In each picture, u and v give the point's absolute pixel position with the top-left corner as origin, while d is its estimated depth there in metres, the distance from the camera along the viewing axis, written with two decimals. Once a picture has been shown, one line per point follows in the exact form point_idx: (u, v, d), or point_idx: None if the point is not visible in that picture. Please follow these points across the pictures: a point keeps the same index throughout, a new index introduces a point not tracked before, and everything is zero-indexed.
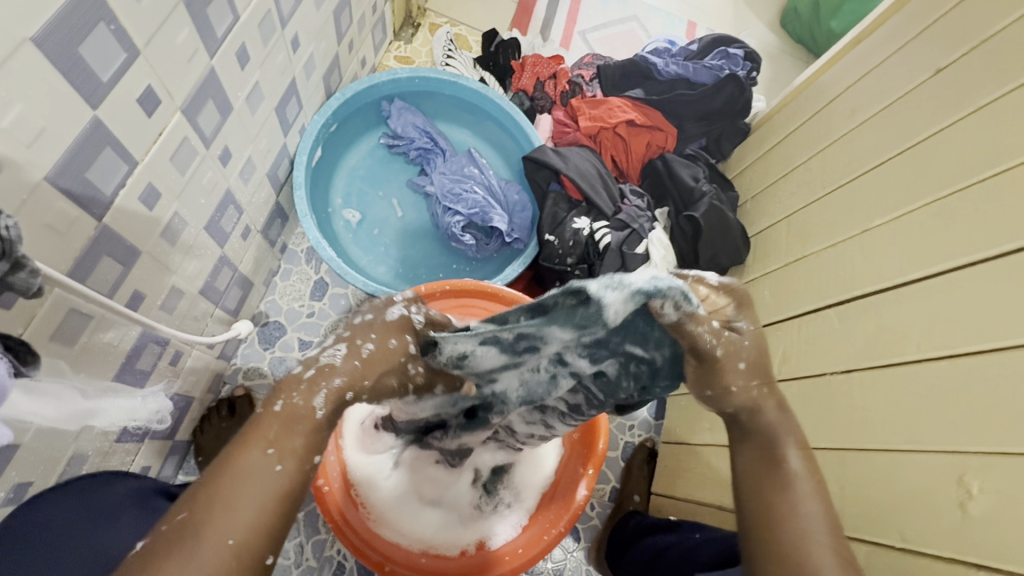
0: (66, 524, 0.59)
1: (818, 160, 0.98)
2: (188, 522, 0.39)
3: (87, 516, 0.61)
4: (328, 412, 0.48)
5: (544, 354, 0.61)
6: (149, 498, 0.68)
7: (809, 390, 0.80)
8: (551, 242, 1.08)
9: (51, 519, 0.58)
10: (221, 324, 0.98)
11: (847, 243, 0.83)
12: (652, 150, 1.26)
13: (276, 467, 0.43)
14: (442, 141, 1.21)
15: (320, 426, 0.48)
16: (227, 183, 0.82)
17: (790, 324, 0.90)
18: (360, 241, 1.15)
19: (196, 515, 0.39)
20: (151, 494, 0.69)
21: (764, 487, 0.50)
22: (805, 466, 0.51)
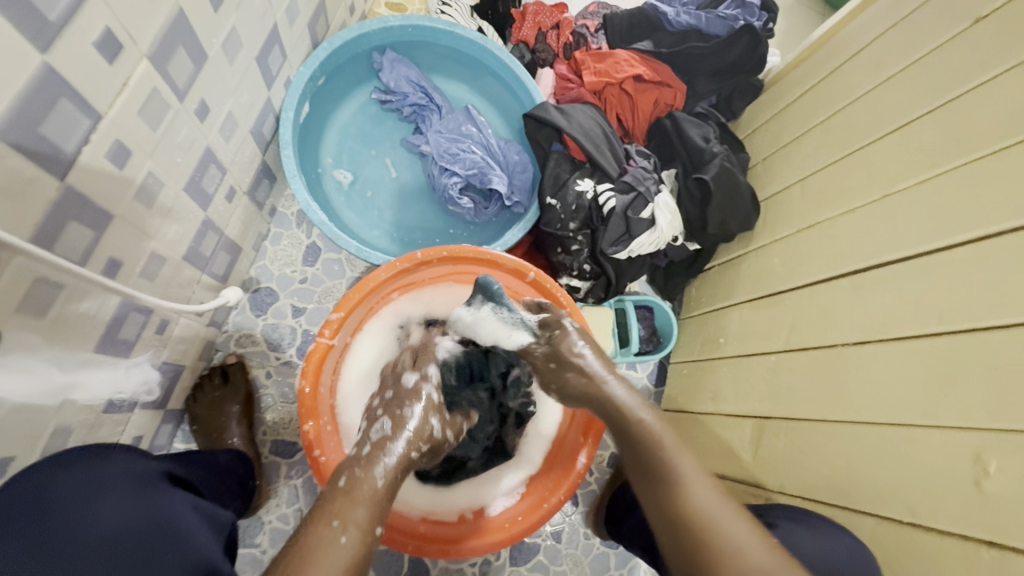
0: (63, 492, 0.53)
1: (838, 121, 0.92)
2: None
3: (84, 490, 0.54)
4: (386, 481, 0.61)
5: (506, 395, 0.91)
6: (154, 479, 0.61)
7: (819, 363, 0.78)
8: (552, 207, 1.02)
9: (46, 489, 0.52)
10: (210, 291, 0.94)
11: (865, 209, 0.79)
12: (660, 109, 1.19)
13: (341, 537, 0.53)
14: (438, 97, 1.13)
15: (374, 494, 0.59)
16: (206, 141, 0.76)
17: (801, 293, 0.87)
18: (353, 204, 1.10)
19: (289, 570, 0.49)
20: (157, 475, 0.62)
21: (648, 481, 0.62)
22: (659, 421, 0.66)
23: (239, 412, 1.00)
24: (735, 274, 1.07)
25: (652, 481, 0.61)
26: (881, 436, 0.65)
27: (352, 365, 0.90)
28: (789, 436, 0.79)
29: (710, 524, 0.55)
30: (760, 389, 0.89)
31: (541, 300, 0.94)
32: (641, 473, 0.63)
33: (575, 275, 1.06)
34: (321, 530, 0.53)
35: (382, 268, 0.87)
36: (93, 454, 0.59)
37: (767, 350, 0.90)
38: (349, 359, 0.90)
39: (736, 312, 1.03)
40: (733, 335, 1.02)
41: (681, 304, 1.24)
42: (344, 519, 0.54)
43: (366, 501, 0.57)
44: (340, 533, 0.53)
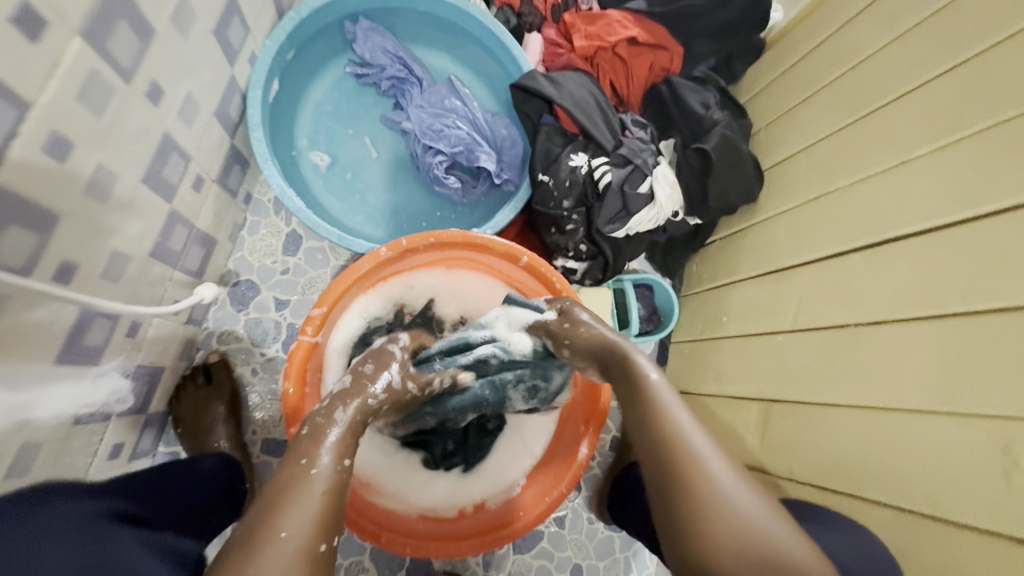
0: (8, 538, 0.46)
1: (847, 81, 0.86)
2: (246, 534, 0.45)
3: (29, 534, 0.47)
4: (350, 418, 0.57)
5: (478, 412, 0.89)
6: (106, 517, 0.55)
7: (830, 344, 0.75)
8: (544, 184, 0.96)
9: None
10: (184, 287, 0.89)
11: (879, 177, 0.74)
12: (655, 74, 1.12)
13: (311, 469, 0.50)
14: (418, 68, 1.05)
15: (348, 430, 0.57)
16: (163, 127, 0.69)
17: (808, 268, 0.83)
18: (333, 188, 1.03)
19: (264, 515, 0.46)
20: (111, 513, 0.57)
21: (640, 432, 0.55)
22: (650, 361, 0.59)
23: (225, 412, 0.96)
24: (738, 249, 1.02)
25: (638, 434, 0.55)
26: (899, 421, 0.62)
27: (336, 351, 0.83)
28: (798, 419, 0.77)
29: (712, 493, 0.48)
30: (766, 370, 0.85)
31: (536, 286, 0.89)
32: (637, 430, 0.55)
33: (571, 256, 1.00)
34: (290, 470, 0.50)
35: (366, 257, 0.82)
36: (32, 497, 0.53)
37: (773, 329, 0.87)
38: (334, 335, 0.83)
39: (739, 288, 0.99)
40: (736, 313, 0.98)
41: (681, 280, 1.20)
42: (313, 456, 0.51)
43: (338, 429, 0.56)
44: (316, 473, 0.50)
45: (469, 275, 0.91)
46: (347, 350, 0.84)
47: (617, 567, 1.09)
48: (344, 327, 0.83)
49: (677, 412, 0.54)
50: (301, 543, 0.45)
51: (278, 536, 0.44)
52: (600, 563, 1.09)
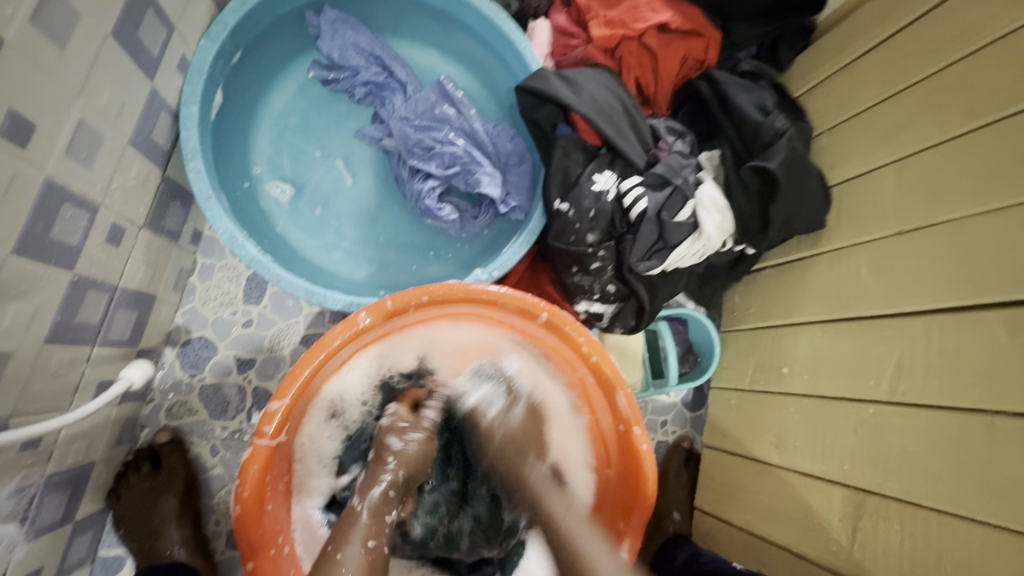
0: None
1: (950, 78, 0.66)
2: None
3: None
4: (360, 543, 0.56)
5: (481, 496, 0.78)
6: None
7: (951, 433, 0.57)
8: (563, 213, 0.77)
9: None
10: (112, 362, 0.70)
11: (1018, 210, 0.56)
12: (690, 66, 0.92)
13: (338, 555, 0.55)
14: (399, 69, 0.84)
15: (363, 549, 0.56)
16: (40, 173, 0.50)
17: (911, 322, 0.65)
18: (301, 223, 0.84)
19: None
20: None
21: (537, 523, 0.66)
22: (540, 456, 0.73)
23: (177, 507, 0.79)
24: (799, 283, 0.84)
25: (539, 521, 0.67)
26: None
27: (311, 463, 0.69)
28: (908, 527, 0.60)
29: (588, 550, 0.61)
30: (853, 449, 0.68)
31: (559, 343, 0.71)
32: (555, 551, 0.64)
33: (596, 299, 0.81)
34: (324, 561, 0.55)
35: (336, 326, 0.63)
36: None
37: (859, 396, 0.69)
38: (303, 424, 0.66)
39: (805, 334, 0.80)
40: (801, 365, 0.80)
41: (720, 312, 1.02)
42: (338, 543, 0.56)
43: (357, 535, 0.57)
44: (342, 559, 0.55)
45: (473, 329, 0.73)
46: (320, 430, 0.69)
47: None
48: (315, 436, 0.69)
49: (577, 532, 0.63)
50: None
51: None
52: None
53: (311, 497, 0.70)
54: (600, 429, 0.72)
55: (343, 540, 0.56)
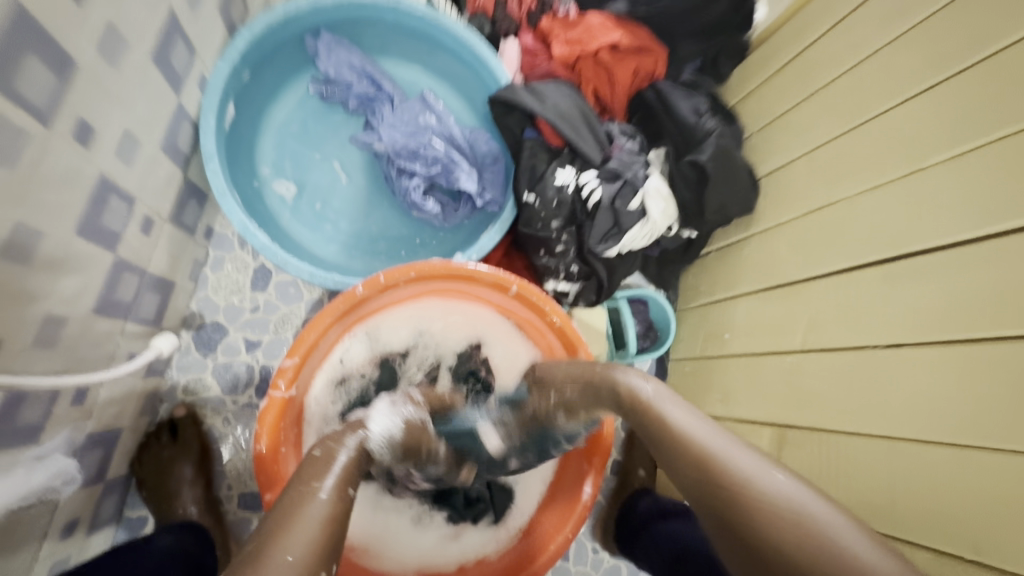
0: None
1: (845, 83, 0.81)
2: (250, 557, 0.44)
3: None
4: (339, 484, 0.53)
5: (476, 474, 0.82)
6: None
7: (847, 367, 0.70)
8: (530, 204, 0.90)
9: None
10: (139, 338, 0.80)
11: (888, 187, 0.70)
12: (640, 78, 1.06)
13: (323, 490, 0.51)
14: (387, 84, 0.97)
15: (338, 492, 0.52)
16: (97, 170, 0.61)
17: (818, 283, 0.78)
18: (302, 218, 0.95)
19: (259, 546, 0.45)
20: None
21: (670, 451, 0.52)
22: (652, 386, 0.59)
23: (193, 474, 0.87)
24: (737, 261, 0.97)
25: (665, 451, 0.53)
26: (931, 456, 0.57)
27: (317, 428, 0.79)
28: (819, 449, 0.72)
29: (740, 485, 0.45)
30: (778, 393, 0.81)
31: (530, 314, 0.83)
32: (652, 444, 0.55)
33: (562, 278, 0.94)
34: (299, 492, 0.51)
35: (339, 297, 0.74)
36: None
37: (781, 349, 0.82)
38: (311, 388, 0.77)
39: (743, 302, 0.94)
40: (739, 330, 0.93)
41: (677, 292, 1.15)
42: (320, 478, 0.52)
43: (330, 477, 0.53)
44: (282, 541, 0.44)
45: (453, 302, 0.85)
46: (325, 397, 0.80)
47: None
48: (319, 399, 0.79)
49: (683, 421, 0.53)
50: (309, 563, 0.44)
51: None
52: None
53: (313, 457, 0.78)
54: None
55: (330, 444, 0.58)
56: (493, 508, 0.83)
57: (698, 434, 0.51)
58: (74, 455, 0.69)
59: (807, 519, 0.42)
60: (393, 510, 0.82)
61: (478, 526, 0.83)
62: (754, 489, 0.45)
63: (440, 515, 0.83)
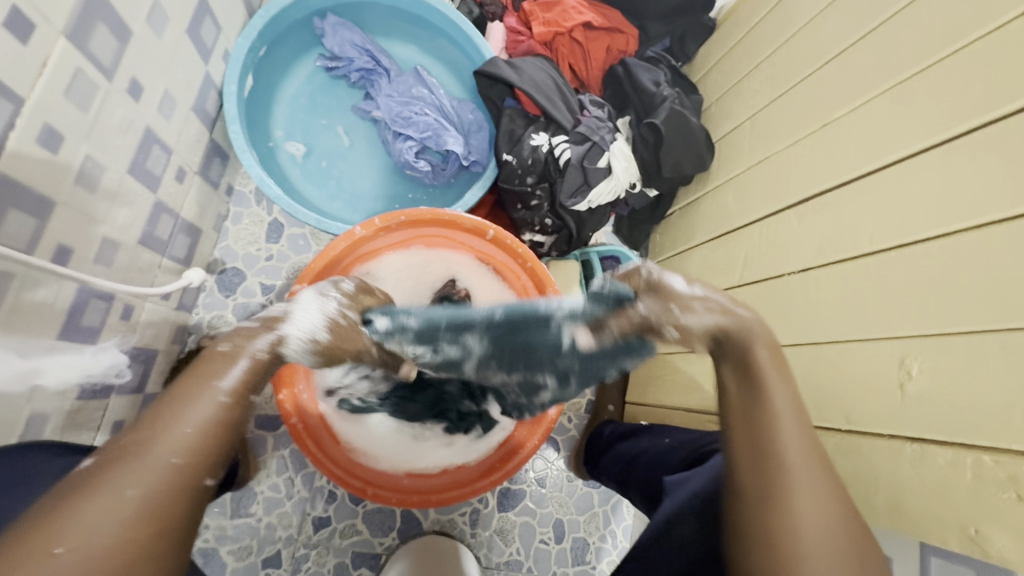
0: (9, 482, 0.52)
1: (782, 54, 0.92)
2: (130, 445, 0.42)
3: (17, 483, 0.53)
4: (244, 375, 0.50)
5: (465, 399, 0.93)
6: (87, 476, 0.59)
7: (769, 293, 0.82)
8: (509, 162, 1.03)
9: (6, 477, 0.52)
10: (172, 273, 0.95)
11: (807, 140, 0.81)
12: (613, 56, 1.18)
13: (221, 396, 0.47)
14: (385, 59, 1.10)
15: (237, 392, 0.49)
16: (145, 121, 0.75)
17: (752, 227, 0.90)
18: (310, 177, 1.09)
19: (138, 435, 0.42)
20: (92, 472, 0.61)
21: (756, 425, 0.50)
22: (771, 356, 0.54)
23: None
24: (695, 217, 1.09)
25: (744, 424, 0.51)
26: (823, 354, 0.69)
27: None
28: None
29: (798, 488, 0.45)
30: None
31: (505, 257, 0.96)
32: (744, 415, 0.51)
33: (537, 230, 1.07)
34: (190, 378, 0.48)
35: (341, 237, 0.88)
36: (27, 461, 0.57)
37: (723, 287, 0.95)
38: None
39: (697, 252, 1.06)
40: (693, 276, 1.05)
41: (647, 250, 1.27)
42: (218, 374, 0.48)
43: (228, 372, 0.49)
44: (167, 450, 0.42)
45: (436, 247, 0.98)
46: None
47: (597, 521, 1.15)
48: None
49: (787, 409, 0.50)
50: (187, 465, 0.43)
51: (69, 537, 0.36)
52: (580, 517, 1.15)
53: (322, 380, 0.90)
54: None
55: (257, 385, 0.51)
56: (480, 422, 0.95)
57: (791, 426, 0.49)
58: (122, 362, 0.83)
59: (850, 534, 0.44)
60: (391, 426, 0.94)
61: (468, 437, 0.95)
62: (804, 496, 0.45)
63: (437, 428, 0.95)
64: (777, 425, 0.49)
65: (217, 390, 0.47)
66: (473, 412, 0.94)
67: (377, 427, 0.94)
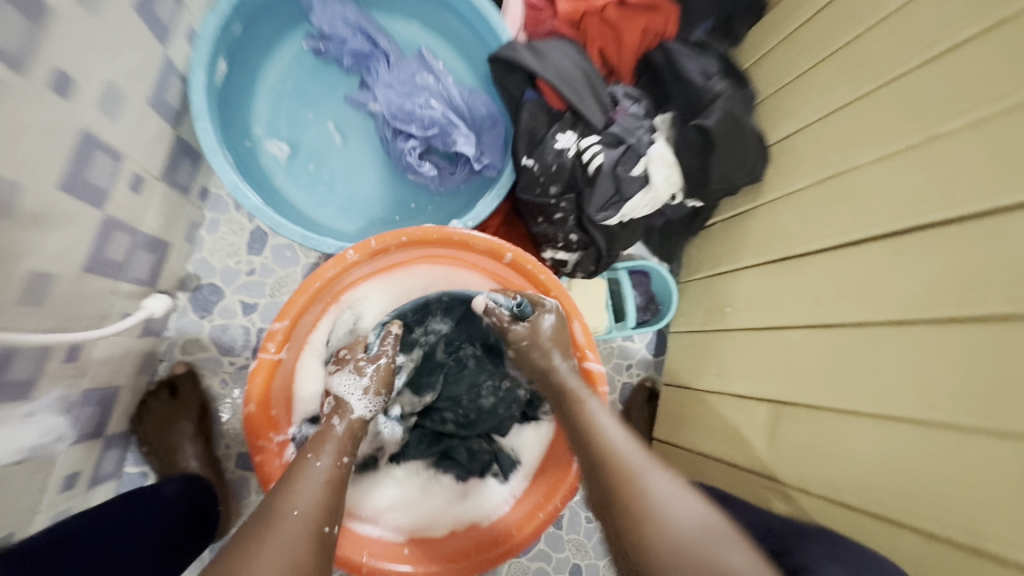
0: None
1: (865, 43, 0.75)
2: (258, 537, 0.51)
3: None
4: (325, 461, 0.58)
5: (483, 442, 0.84)
6: None
7: (848, 344, 0.68)
8: (529, 168, 0.87)
9: None
10: (133, 298, 0.81)
11: (903, 156, 0.66)
12: (649, 39, 1.00)
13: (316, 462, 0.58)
14: (384, 40, 0.93)
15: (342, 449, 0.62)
16: (80, 123, 0.60)
17: (824, 258, 0.75)
18: (296, 180, 0.93)
19: (257, 532, 0.51)
20: None
21: (608, 484, 0.59)
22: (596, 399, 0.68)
23: (193, 430, 0.89)
24: (742, 233, 0.94)
25: (592, 480, 0.62)
26: (936, 437, 0.55)
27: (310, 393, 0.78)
28: (813, 427, 0.71)
29: (646, 505, 0.56)
30: (775, 368, 0.79)
31: (524, 284, 0.82)
32: (574, 443, 0.66)
33: (560, 246, 0.92)
34: (299, 464, 0.59)
35: (331, 261, 0.73)
36: None
37: (782, 324, 0.80)
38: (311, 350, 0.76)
39: (745, 276, 0.91)
40: (740, 304, 0.91)
41: (680, 265, 1.12)
42: (316, 453, 0.59)
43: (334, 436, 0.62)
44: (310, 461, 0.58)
45: (438, 267, 0.82)
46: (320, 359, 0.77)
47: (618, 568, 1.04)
48: (310, 394, 0.75)
49: (606, 427, 0.64)
50: (307, 518, 0.53)
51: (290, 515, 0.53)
52: (600, 564, 1.04)
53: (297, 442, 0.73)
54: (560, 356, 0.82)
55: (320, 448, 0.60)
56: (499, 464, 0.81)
57: (612, 435, 0.63)
58: (66, 417, 0.70)
59: (732, 563, 0.51)
60: (400, 485, 0.79)
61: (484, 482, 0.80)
62: (654, 517, 0.55)
63: (446, 478, 0.80)
64: (609, 453, 0.61)
65: (321, 470, 0.57)
66: (491, 452, 0.82)
67: (383, 489, 0.78)
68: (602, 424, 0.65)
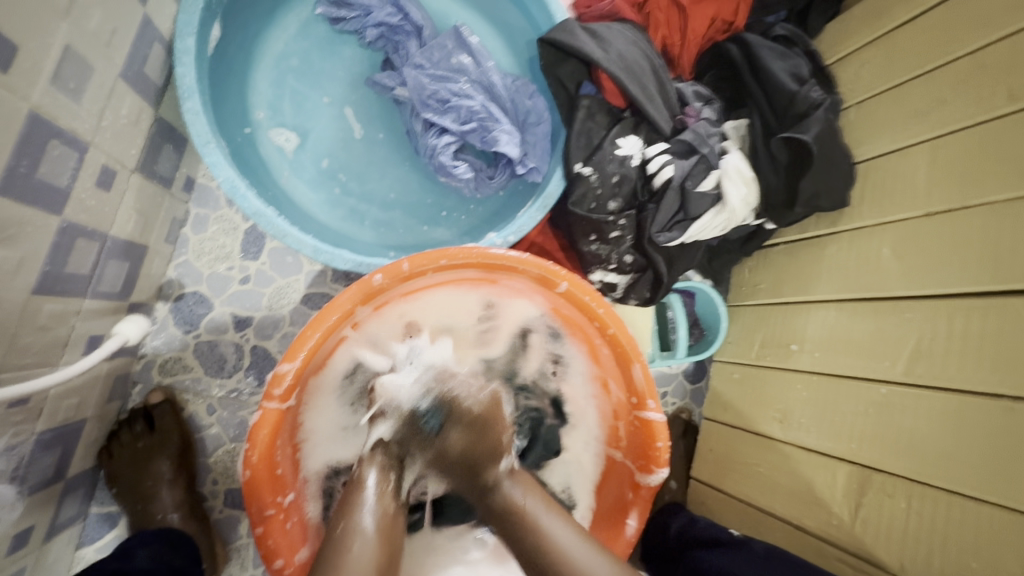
0: None
1: (998, 54, 0.62)
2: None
3: None
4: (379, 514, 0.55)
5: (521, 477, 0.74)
6: None
7: (968, 413, 0.58)
8: (585, 178, 0.74)
9: None
10: (104, 316, 0.66)
11: None
12: (717, 29, 0.85)
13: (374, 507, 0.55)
14: (415, 11, 0.77)
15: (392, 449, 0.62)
16: (26, 103, 0.45)
17: (933, 305, 0.65)
18: (304, 176, 0.79)
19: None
20: None
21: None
22: (540, 501, 0.57)
23: (171, 472, 0.76)
24: (814, 260, 0.83)
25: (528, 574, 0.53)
26: None
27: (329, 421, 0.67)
28: (913, 504, 0.62)
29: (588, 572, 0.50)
30: (863, 427, 0.69)
31: (574, 314, 0.67)
32: (511, 542, 0.55)
33: (612, 268, 0.79)
34: (336, 532, 0.53)
35: (348, 288, 0.59)
36: None
37: (871, 376, 0.70)
38: (326, 375, 0.65)
39: (819, 310, 0.80)
40: (813, 343, 0.80)
41: (728, 287, 1.00)
42: (348, 515, 0.54)
43: (372, 495, 0.57)
44: (352, 532, 0.52)
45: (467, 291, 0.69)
46: (337, 387, 0.67)
47: None
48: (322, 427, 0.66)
49: (551, 526, 0.54)
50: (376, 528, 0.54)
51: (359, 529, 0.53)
52: None
53: (310, 497, 0.65)
54: (612, 397, 0.70)
55: (350, 514, 0.54)
56: None
57: (563, 538, 0.53)
58: (8, 476, 0.56)
59: None
60: (440, 553, 0.70)
61: None
62: None
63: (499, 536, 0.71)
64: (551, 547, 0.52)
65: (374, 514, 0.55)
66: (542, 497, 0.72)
67: (431, 558, 0.69)
68: (544, 524, 0.55)
